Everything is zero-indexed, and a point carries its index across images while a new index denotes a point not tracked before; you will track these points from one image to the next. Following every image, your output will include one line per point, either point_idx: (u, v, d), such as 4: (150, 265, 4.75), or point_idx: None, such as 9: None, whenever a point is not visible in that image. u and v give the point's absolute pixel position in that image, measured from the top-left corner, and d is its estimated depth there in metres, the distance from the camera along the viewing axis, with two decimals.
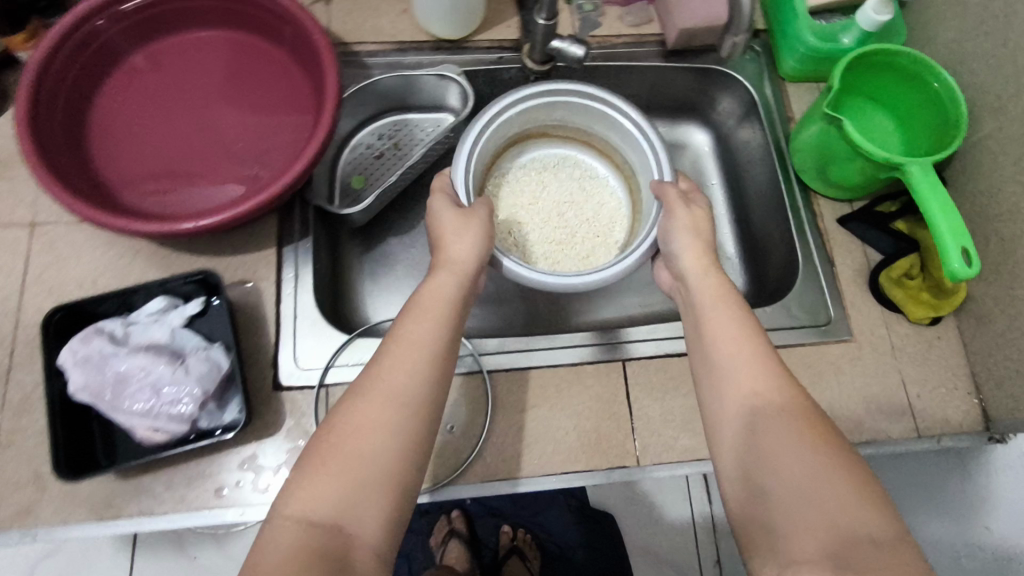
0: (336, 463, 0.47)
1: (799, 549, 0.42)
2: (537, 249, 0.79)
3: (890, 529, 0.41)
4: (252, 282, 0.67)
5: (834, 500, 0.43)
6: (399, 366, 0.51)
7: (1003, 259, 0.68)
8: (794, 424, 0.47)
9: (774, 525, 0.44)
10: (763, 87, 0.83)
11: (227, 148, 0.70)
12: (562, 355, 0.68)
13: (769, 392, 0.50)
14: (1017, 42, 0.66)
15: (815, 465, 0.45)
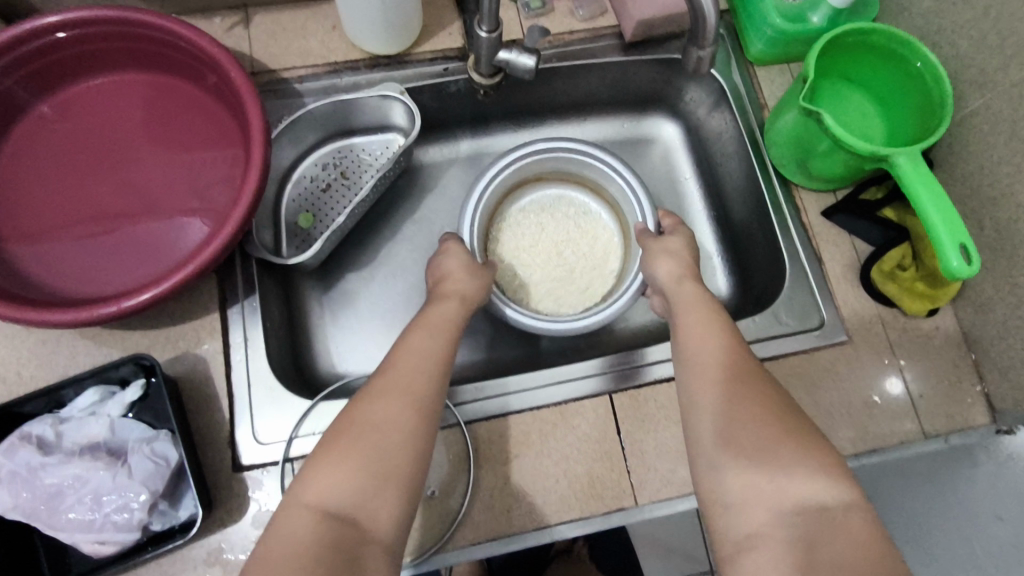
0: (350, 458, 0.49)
1: (756, 513, 0.47)
2: (541, 290, 0.81)
3: (838, 494, 0.47)
4: (195, 354, 0.61)
5: (790, 466, 0.48)
6: (411, 372, 0.55)
7: (999, 245, 0.64)
8: (757, 396, 0.52)
9: (733, 491, 0.48)
10: (732, 73, 0.77)
11: (153, 207, 0.62)
12: (567, 390, 0.65)
13: (736, 367, 0.55)
14: (1001, 11, 0.61)
15: (773, 433, 0.49)
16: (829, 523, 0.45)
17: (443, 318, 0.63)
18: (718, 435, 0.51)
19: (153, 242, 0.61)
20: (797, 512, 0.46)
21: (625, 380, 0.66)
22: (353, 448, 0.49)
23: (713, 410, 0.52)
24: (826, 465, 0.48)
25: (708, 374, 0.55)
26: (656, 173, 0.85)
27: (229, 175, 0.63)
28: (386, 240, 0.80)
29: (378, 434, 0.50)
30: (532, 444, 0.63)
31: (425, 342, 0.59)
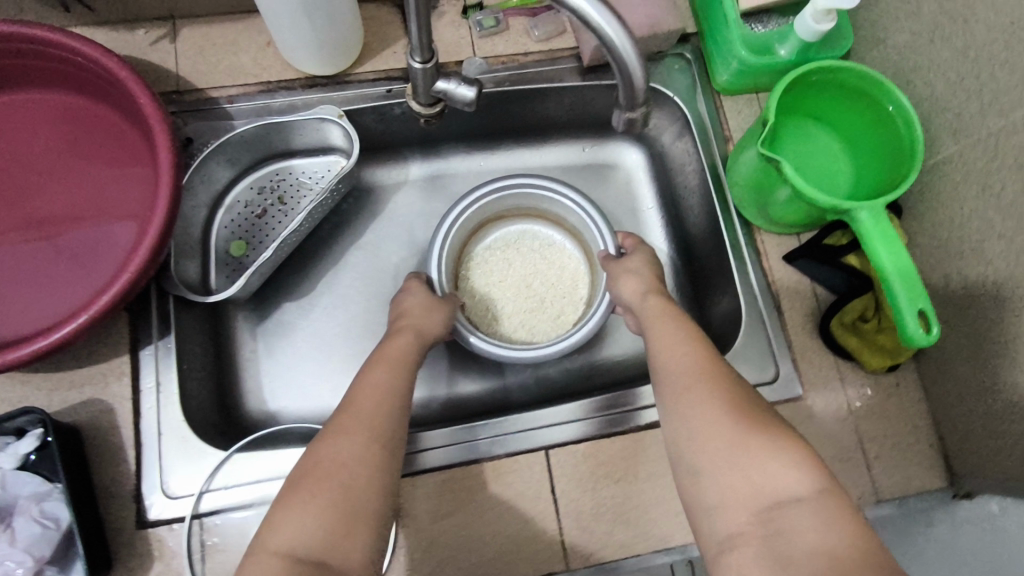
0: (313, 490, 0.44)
1: (732, 514, 0.43)
2: (513, 326, 0.77)
3: (812, 484, 0.42)
4: (102, 400, 0.57)
5: (763, 464, 0.43)
6: (371, 401, 0.50)
7: (964, 303, 0.60)
8: (729, 395, 0.48)
9: (709, 497, 0.45)
10: (696, 102, 0.72)
11: (55, 241, 0.57)
12: (555, 434, 0.62)
13: (707, 368, 0.51)
14: (978, 53, 0.55)
15: (745, 429, 0.45)
16: (797, 521, 0.41)
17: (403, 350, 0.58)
18: (692, 445, 0.47)
19: (55, 280, 0.56)
20: (768, 509, 0.42)
21: (620, 424, 0.63)
22: (312, 481, 0.45)
23: (685, 416, 0.48)
24: (801, 455, 0.44)
25: (677, 380, 0.51)
26: (616, 201, 0.80)
27: (141, 203, 0.58)
28: (327, 266, 0.75)
29: (338, 457, 0.46)
30: (461, 501, 0.59)
31: (387, 372, 0.54)
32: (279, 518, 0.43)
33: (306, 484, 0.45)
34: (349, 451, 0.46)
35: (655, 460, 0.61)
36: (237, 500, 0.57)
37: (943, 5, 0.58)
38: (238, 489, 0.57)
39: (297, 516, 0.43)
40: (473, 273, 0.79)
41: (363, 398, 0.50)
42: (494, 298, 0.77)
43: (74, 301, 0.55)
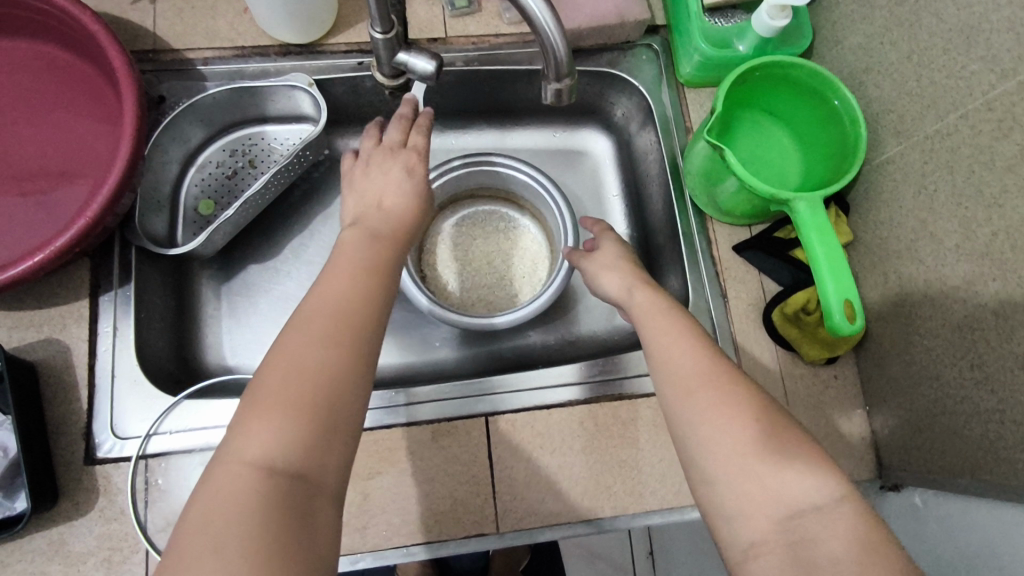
0: (296, 396, 0.39)
1: (755, 521, 0.41)
2: (472, 299, 0.77)
3: (829, 491, 0.41)
4: (60, 340, 0.60)
5: (783, 472, 0.42)
6: (342, 290, 0.44)
7: (899, 299, 0.62)
8: (740, 397, 0.46)
9: (725, 506, 0.43)
10: (660, 93, 0.74)
11: (22, 186, 0.60)
12: (526, 399, 0.65)
13: (713, 368, 0.47)
14: (922, 56, 0.57)
15: (762, 435, 0.44)
16: (817, 524, 0.40)
17: (364, 254, 0.47)
18: (706, 456, 0.44)
19: (19, 222, 0.59)
20: (790, 516, 0.41)
21: (596, 394, 0.66)
22: (278, 387, 0.39)
23: (699, 425, 0.45)
24: (815, 461, 0.43)
25: (680, 382, 0.47)
26: (581, 187, 0.83)
27: (107, 156, 0.61)
28: (294, 233, 0.77)
29: (314, 359, 0.40)
30: (400, 461, 0.61)
31: (351, 276, 0.45)
32: (252, 425, 0.38)
33: (284, 385, 0.40)
34: (321, 355, 0.41)
35: (589, 433, 0.63)
36: (186, 444, 0.60)
37: (893, 9, 0.60)
38: (184, 434, 0.60)
39: (270, 426, 0.38)
40: (440, 246, 0.79)
41: (333, 297, 0.43)
42: (455, 274, 0.78)
43: (36, 241, 0.59)
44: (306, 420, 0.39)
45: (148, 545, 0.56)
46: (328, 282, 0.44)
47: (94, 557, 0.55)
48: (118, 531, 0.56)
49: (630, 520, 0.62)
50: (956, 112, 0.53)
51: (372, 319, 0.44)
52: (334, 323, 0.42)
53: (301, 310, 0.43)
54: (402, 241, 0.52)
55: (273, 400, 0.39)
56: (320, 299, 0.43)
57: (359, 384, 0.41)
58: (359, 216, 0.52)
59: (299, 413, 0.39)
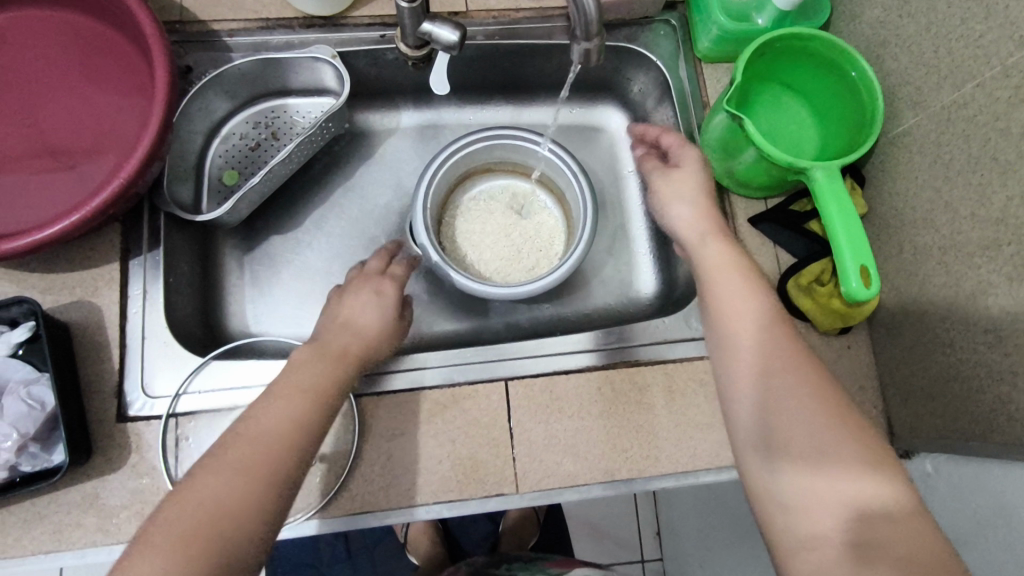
0: (187, 534, 0.41)
1: (817, 516, 0.43)
2: (489, 270, 0.78)
3: (896, 498, 0.43)
4: (93, 302, 0.62)
5: (854, 477, 0.44)
6: (268, 422, 0.47)
7: (913, 268, 0.63)
8: (826, 399, 0.47)
9: (791, 495, 0.45)
10: (678, 68, 0.75)
11: (55, 150, 0.62)
12: (545, 364, 0.66)
13: (806, 366, 0.49)
14: (940, 27, 0.57)
15: (837, 441, 0.45)
16: (880, 524, 0.42)
17: (305, 383, 0.50)
18: (783, 447, 0.46)
19: (53, 185, 0.61)
20: (853, 517, 0.42)
21: (611, 360, 0.67)
22: (175, 519, 0.41)
23: (778, 420, 0.47)
24: (888, 473, 0.44)
25: (774, 373, 0.49)
26: (597, 163, 0.84)
27: (138, 123, 0.63)
28: (315, 205, 0.79)
29: (218, 488, 0.42)
30: (422, 424, 0.63)
31: (285, 406, 0.48)
32: (143, 552, 0.40)
33: (179, 521, 0.41)
34: (224, 488, 0.43)
35: (605, 399, 0.65)
36: (215, 404, 0.62)
37: None
38: (212, 395, 0.62)
39: (155, 559, 0.39)
40: (458, 219, 0.80)
41: (261, 424, 0.46)
42: (472, 245, 0.79)
43: (68, 203, 0.60)
44: (184, 558, 0.40)
45: None
46: (258, 415, 0.47)
47: (126, 511, 0.57)
48: (149, 486, 0.58)
49: (646, 483, 0.63)
50: (973, 81, 0.54)
51: (290, 445, 0.46)
52: (251, 454, 0.45)
53: (225, 441, 0.46)
54: (362, 354, 0.56)
55: (164, 535, 0.40)
56: (246, 429, 0.46)
57: (250, 519, 0.42)
58: (323, 329, 0.57)
59: (181, 551, 0.40)
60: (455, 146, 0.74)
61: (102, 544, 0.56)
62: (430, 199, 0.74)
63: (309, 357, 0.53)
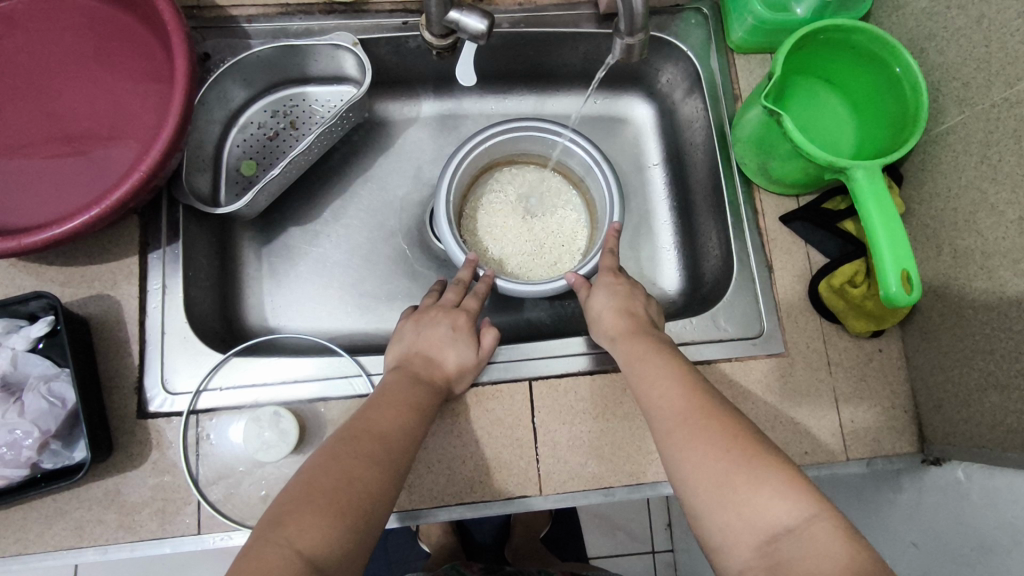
0: (328, 497, 0.41)
1: (736, 550, 0.41)
2: (511, 264, 0.76)
3: (800, 511, 0.40)
4: (112, 295, 0.61)
5: (753, 496, 0.42)
6: (387, 425, 0.49)
7: (952, 272, 0.61)
8: (712, 427, 0.46)
9: (710, 534, 0.43)
10: (709, 58, 0.73)
11: (73, 141, 0.60)
12: (560, 365, 0.65)
13: (692, 403, 0.48)
14: (992, 21, 0.55)
15: (736, 462, 0.43)
16: (794, 549, 0.39)
17: (408, 396, 0.53)
18: (688, 486, 0.44)
19: (73, 176, 0.59)
20: (765, 541, 0.40)
21: (608, 363, 0.65)
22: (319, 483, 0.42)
23: (685, 455, 0.45)
24: (785, 481, 0.42)
25: (662, 423, 0.48)
26: (621, 157, 0.81)
27: (156, 113, 0.61)
28: (334, 196, 0.77)
29: (356, 465, 0.44)
30: (444, 422, 0.62)
31: (396, 412, 0.51)
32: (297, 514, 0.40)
33: (324, 482, 0.42)
34: (365, 469, 0.44)
35: (630, 401, 0.63)
36: (236, 401, 0.61)
37: None
38: (232, 391, 0.61)
39: (317, 519, 0.40)
40: (480, 212, 0.78)
41: (375, 418, 0.49)
42: (494, 240, 0.77)
43: (89, 195, 0.59)
44: (331, 518, 0.40)
45: (200, 497, 0.57)
46: (374, 416, 0.49)
47: (147, 508, 0.57)
48: (169, 483, 0.57)
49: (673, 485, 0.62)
50: None
51: (396, 438, 0.48)
52: (374, 442, 0.47)
53: (342, 433, 0.48)
54: (439, 386, 0.58)
55: (318, 502, 0.41)
56: (367, 424, 0.48)
57: (375, 504, 0.43)
58: (404, 360, 0.59)
59: (340, 520, 0.41)
60: (478, 138, 0.72)
61: (121, 540, 0.56)
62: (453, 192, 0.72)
63: (400, 380, 0.55)
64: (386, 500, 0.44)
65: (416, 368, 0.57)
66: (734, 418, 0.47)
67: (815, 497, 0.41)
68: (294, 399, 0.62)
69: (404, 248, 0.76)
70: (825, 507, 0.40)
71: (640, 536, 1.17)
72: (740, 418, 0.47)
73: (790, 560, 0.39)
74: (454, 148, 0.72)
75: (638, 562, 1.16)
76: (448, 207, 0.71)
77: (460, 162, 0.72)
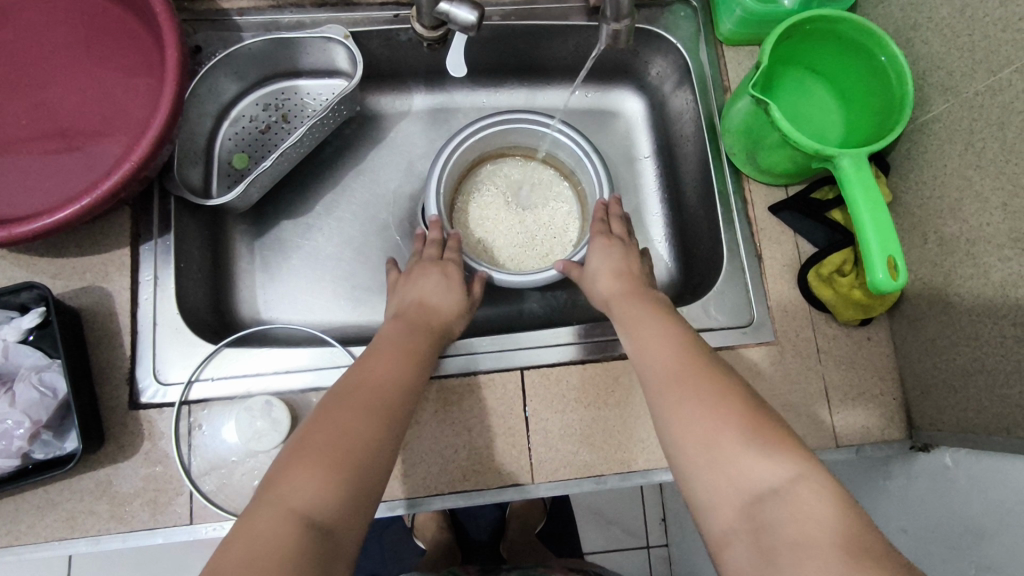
0: (321, 455, 0.42)
1: (721, 511, 0.41)
2: (503, 256, 0.77)
3: (784, 472, 0.40)
4: (103, 287, 0.61)
5: (738, 457, 0.42)
6: (386, 376, 0.49)
7: (938, 259, 0.61)
8: (701, 386, 0.46)
9: (699, 499, 0.43)
10: (698, 51, 0.74)
11: (63, 133, 0.60)
12: (551, 355, 0.65)
13: (682, 365, 0.49)
14: (975, 10, 0.55)
15: (722, 424, 0.44)
16: (778, 510, 0.39)
17: (406, 345, 0.54)
18: (677, 447, 0.45)
19: (64, 169, 0.59)
20: (748, 504, 0.40)
21: (599, 352, 0.65)
22: (314, 443, 0.42)
23: (676, 419, 0.46)
24: (771, 444, 0.42)
25: (653, 385, 0.49)
26: (612, 150, 0.82)
27: (147, 105, 0.61)
28: (327, 189, 0.77)
29: (351, 421, 0.44)
30: (437, 411, 0.62)
31: (393, 363, 0.51)
32: (294, 472, 0.41)
33: (320, 441, 0.42)
34: (360, 425, 0.44)
35: (621, 389, 0.64)
36: (227, 392, 0.61)
37: None
38: (224, 382, 0.61)
39: (312, 476, 0.40)
40: (472, 204, 0.78)
41: (369, 372, 0.50)
42: (485, 232, 0.77)
43: (79, 187, 0.59)
44: (326, 475, 0.41)
45: (192, 487, 0.57)
46: (367, 370, 0.50)
47: (139, 498, 0.57)
48: (161, 474, 0.57)
49: (664, 473, 0.62)
50: (1011, 66, 0.52)
51: (393, 387, 0.49)
52: (370, 394, 0.47)
53: (335, 391, 0.48)
54: (439, 330, 0.59)
55: (314, 459, 0.41)
56: (363, 378, 0.49)
57: (376, 456, 0.44)
58: (402, 310, 0.60)
59: (337, 474, 0.41)
60: (469, 130, 0.72)
61: (112, 530, 0.56)
62: (444, 184, 0.72)
63: (395, 329, 0.56)
64: (388, 449, 0.45)
65: (417, 320, 0.58)
66: (720, 377, 0.47)
67: (800, 461, 0.41)
68: (287, 390, 0.62)
69: (396, 241, 0.76)
70: (808, 470, 0.40)
71: (635, 531, 1.17)
72: (726, 377, 0.48)
73: (771, 525, 0.39)
74: (445, 140, 0.72)
75: (634, 556, 1.16)
76: (440, 199, 0.71)
77: (451, 154, 0.72)
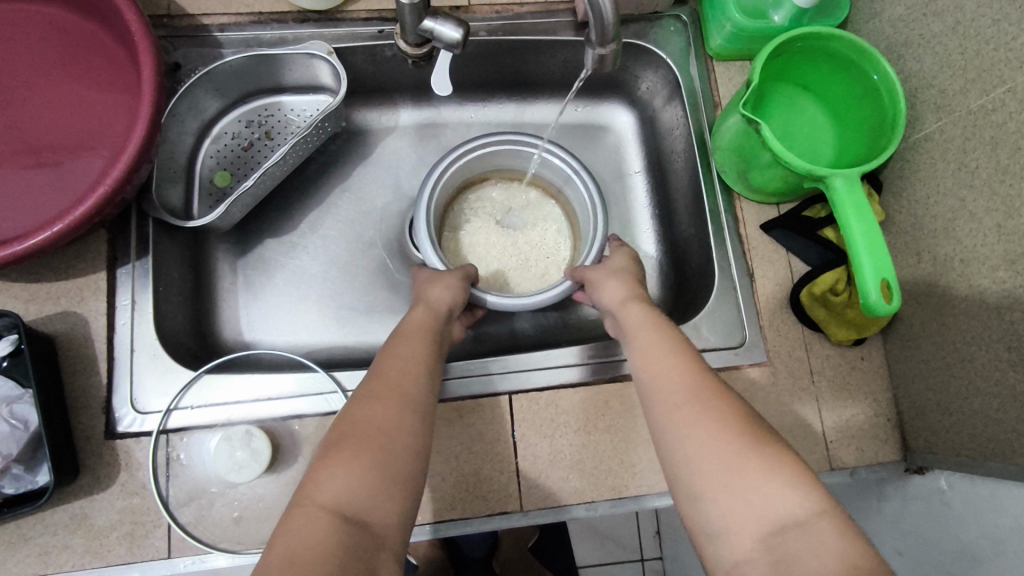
0: (356, 452, 0.41)
1: (739, 540, 0.40)
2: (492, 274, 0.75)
3: (809, 505, 0.39)
4: (78, 313, 0.59)
5: (764, 484, 0.40)
6: (409, 366, 0.49)
7: (932, 280, 0.60)
8: (722, 408, 0.45)
9: (710, 525, 0.41)
10: (688, 66, 0.73)
11: (37, 154, 0.58)
12: (540, 378, 0.64)
13: (696, 385, 0.47)
14: (968, 28, 0.55)
15: (746, 447, 0.42)
16: (796, 542, 0.37)
17: (421, 334, 0.54)
18: (692, 470, 0.43)
19: (37, 191, 0.58)
20: (771, 534, 0.38)
21: (588, 376, 0.64)
22: (352, 439, 0.42)
23: (695, 438, 0.44)
24: (798, 471, 0.41)
25: (664, 403, 0.47)
26: (602, 166, 0.81)
27: (125, 124, 0.60)
28: (311, 207, 0.76)
29: (383, 416, 0.44)
30: None
31: (415, 354, 0.51)
32: (326, 471, 0.40)
33: (360, 439, 0.42)
34: (389, 428, 0.44)
35: (611, 413, 0.63)
36: (208, 419, 0.60)
37: None
38: (205, 409, 0.60)
39: (348, 472, 0.40)
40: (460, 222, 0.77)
41: (390, 363, 0.49)
42: (474, 250, 0.76)
43: (53, 210, 0.57)
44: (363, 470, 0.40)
45: (170, 519, 0.55)
46: (389, 363, 0.49)
47: (116, 531, 0.55)
48: (139, 506, 0.56)
49: (655, 500, 0.61)
50: (1004, 86, 0.51)
51: (416, 379, 0.49)
52: (398, 384, 0.47)
53: (363, 388, 0.47)
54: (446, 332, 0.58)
55: (352, 454, 0.41)
56: (386, 369, 0.49)
57: (407, 451, 0.43)
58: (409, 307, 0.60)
59: (375, 471, 0.41)
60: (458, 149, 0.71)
61: (87, 565, 0.54)
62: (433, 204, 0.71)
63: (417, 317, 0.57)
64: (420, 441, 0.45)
65: (423, 310, 0.58)
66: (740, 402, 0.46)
67: (810, 491, 0.40)
68: (269, 417, 0.60)
69: (383, 260, 0.75)
70: (808, 504, 0.39)
71: (628, 546, 1.16)
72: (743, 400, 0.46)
73: (792, 557, 0.37)
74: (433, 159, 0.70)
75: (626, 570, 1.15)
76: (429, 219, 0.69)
77: (439, 174, 0.70)
